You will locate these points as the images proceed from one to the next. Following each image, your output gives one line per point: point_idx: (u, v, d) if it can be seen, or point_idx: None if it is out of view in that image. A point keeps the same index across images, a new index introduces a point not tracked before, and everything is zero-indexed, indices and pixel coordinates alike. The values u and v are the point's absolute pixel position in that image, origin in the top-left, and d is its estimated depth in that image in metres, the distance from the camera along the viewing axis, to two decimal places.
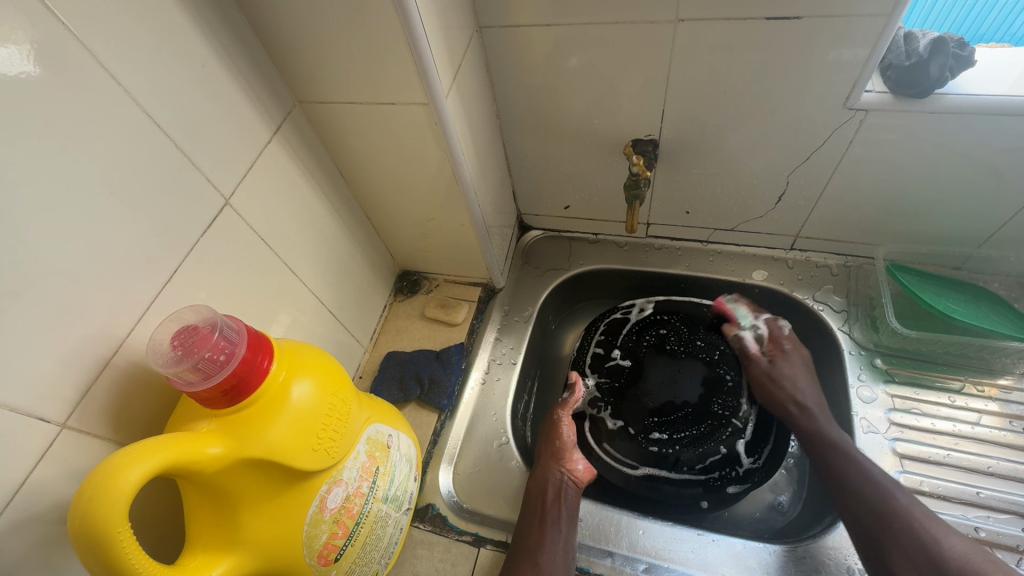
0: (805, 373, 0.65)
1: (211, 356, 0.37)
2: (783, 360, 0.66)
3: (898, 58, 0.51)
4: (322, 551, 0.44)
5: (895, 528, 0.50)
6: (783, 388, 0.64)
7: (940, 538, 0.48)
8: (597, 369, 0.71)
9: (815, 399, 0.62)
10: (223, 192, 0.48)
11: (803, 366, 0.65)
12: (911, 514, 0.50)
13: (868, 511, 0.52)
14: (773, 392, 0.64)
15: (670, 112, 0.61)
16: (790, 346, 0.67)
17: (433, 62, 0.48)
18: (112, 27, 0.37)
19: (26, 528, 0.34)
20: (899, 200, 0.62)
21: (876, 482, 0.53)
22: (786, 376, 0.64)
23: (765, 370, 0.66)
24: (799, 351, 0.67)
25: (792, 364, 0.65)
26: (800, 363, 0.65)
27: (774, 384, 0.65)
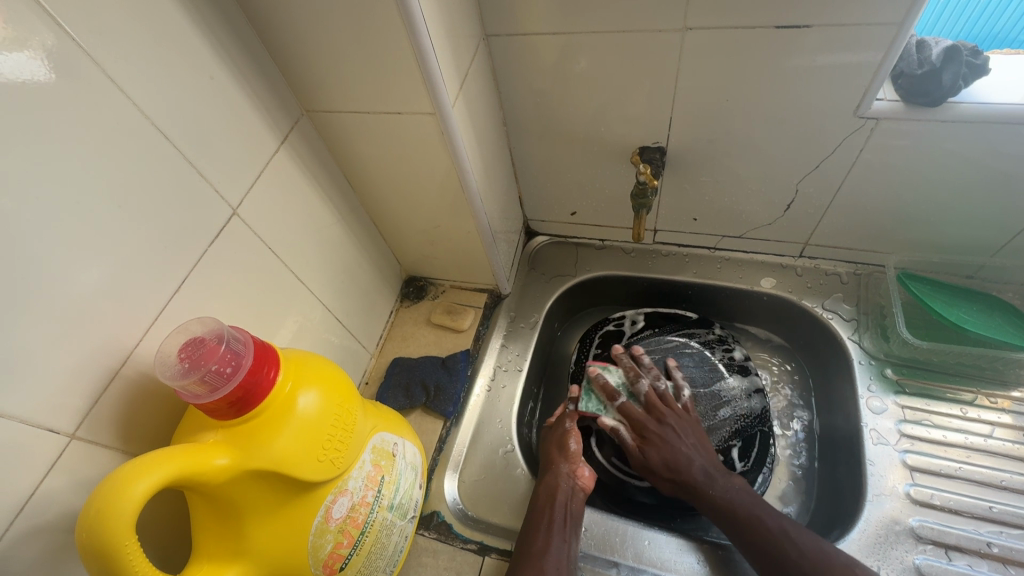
0: (678, 445, 0.61)
1: (218, 369, 0.37)
2: (651, 448, 0.61)
3: (910, 66, 0.51)
4: (328, 560, 0.44)
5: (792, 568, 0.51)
6: (665, 476, 0.60)
7: (832, 554, 0.51)
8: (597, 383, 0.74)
9: (697, 470, 0.59)
10: (231, 202, 0.48)
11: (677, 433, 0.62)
12: (806, 548, 0.51)
13: (764, 554, 0.52)
14: (652, 480, 0.61)
15: (677, 120, 0.60)
16: (654, 421, 0.63)
17: (439, 72, 0.48)
18: (123, 42, 0.37)
19: (36, 537, 0.35)
20: (909, 208, 0.61)
21: (770, 531, 0.53)
22: (661, 463, 0.60)
23: (640, 461, 0.62)
24: (666, 423, 0.63)
25: (662, 445, 0.61)
26: (669, 438, 0.61)
27: (652, 472, 0.61)
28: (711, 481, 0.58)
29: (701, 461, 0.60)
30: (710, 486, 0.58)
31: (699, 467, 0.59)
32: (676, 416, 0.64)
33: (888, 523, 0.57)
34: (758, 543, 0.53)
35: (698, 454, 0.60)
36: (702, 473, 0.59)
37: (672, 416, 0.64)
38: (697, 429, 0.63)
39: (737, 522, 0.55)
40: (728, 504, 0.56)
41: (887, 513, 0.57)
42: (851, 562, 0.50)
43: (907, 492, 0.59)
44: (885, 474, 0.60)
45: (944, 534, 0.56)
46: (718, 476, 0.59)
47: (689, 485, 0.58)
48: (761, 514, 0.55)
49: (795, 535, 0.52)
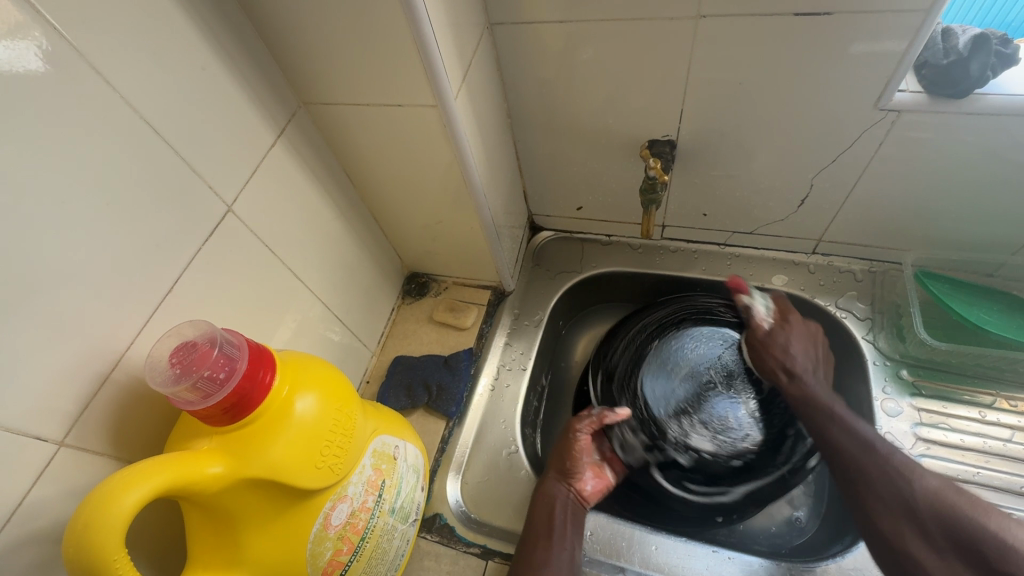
0: (798, 345, 0.62)
1: (210, 374, 0.36)
2: (780, 333, 0.63)
3: (935, 55, 0.49)
4: (327, 567, 0.43)
5: (871, 477, 0.51)
6: (775, 359, 0.62)
7: (913, 481, 0.49)
8: (619, 398, 0.64)
9: (807, 370, 0.61)
10: (225, 200, 0.46)
11: (792, 338, 0.62)
12: (890, 462, 0.51)
13: (848, 466, 0.53)
14: (762, 360, 0.63)
15: (690, 112, 0.58)
16: (796, 317, 0.64)
17: (441, 63, 0.46)
18: (109, 33, 0.35)
19: (24, 550, 0.34)
20: (930, 204, 0.58)
21: (864, 437, 0.54)
22: (777, 348, 0.62)
23: (760, 342, 0.64)
24: (803, 324, 0.64)
25: (791, 335, 0.63)
26: (794, 335, 0.63)
27: (768, 351, 0.63)
28: (816, 384, 0.61)
29: (804, 360, 0.61)
30: (807, 383, 0.60)
31: (802, 364, 0.61)
32: (803, 322, 0.64)
33: None
34: (842, 451, 0.54)
35: (807, 358, 0.62)
36: (804, 371, 0.61)
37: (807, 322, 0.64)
38: (820, 338, 0.64)
39: (830, 420, 0.57)
40: (820, 403, 0.58)
41: None
42: (936, 491, 0.48)
43: None
44: None
45: None
46: (813, 380, 0.61)
47: (795, 374, 0.61)
48: (852, 425, 0.55)
49: (885, 447, 0.53)
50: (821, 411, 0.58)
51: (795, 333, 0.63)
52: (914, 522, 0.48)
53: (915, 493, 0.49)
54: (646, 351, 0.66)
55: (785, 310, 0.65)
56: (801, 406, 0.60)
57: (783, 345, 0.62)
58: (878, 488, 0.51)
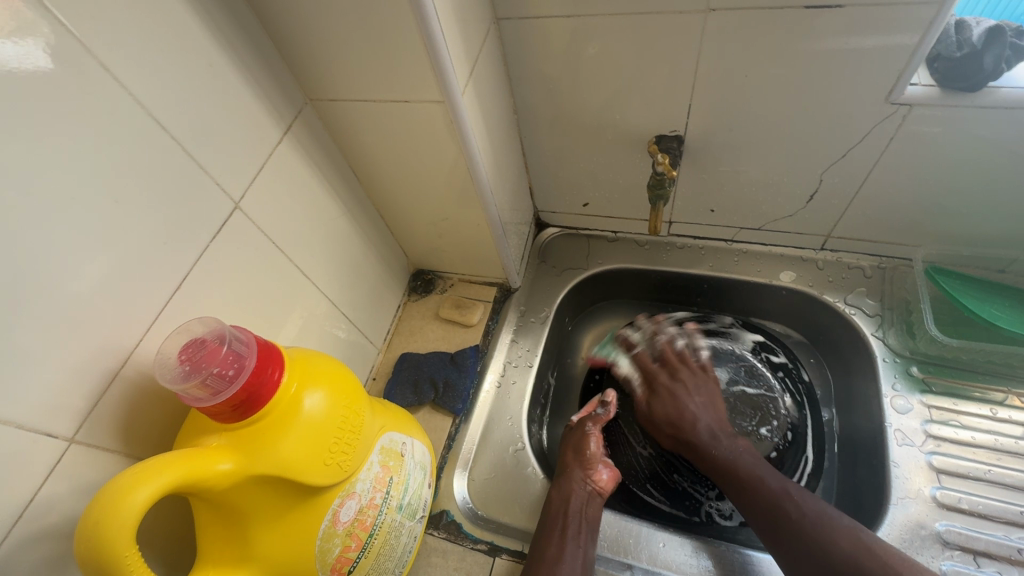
0: (683, 401, 0.64)
1: (220, 372, 0.36)
2: (659, 400, 0.65)
3: (948, 48, 0.48)
4: (335, 563, 0.43)
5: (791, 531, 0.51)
6: (667, 428, 0.63)
7: (832, 539, 0.49)
8: (650, 463, 0.67)
9: (700, 428, 0.62)
10: (232, 197, 0.46)
11: (687, 390, 0.65)
12: (807, 517, 0.51)
13: (765, 516, 0.53)
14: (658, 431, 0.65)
15: (698, 107, 0.57)
16: (664, 378, 0.67)
17: (448, 58, 0.46)
18: (116, 29, 0.35)
19: (36, 545, 0.34)
20: (942, 200, 0.58)
21: (771, 493, 0.54)
22: (666, 418, 0.64)
23: (647, 415, 0.66)
24: (676, 380, 0.66)
25: (669, 398, 0.65)
26: (677, 391, 0.65)
27: (658, 425, 0.65)
28: (719, 441, 0.60)
29: (706, 420, 0.62)
30: (711, 447, 0.60)
31: (702, 425, 0.62)
32: (691, 373, 0.67)
33: (913, 527, 0.55)
34: (760, 501, 0.54)
35: (704, 412, 0.63)
36: (707, 432, 0.61)
37: (685, 373, 0.67)
38: (714, 386, 0.66)
39: (740, 484, 0.56)
40: (729, 465, 0.58)
41: (912, 517, 0.56)
42: (856, 550, 0.48)
43: (933, 495, 0.57)
44: (909, 476, 0.58)
45: (972, 540, 0.54)
46: (721, 435, 0.61)
47: (696, 443, 0.61)
48: (768, 479, 0.55)
49: (797, 499, 0.53)
50: (734, 472, 0.57)
51: (693, 384, 0.66)
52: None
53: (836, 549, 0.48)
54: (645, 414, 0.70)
55: (677, 366, 0.68)
56: (720, 472, 0.58)
57: (667, 411, 0.64)
58: (799, 544, 0.50)
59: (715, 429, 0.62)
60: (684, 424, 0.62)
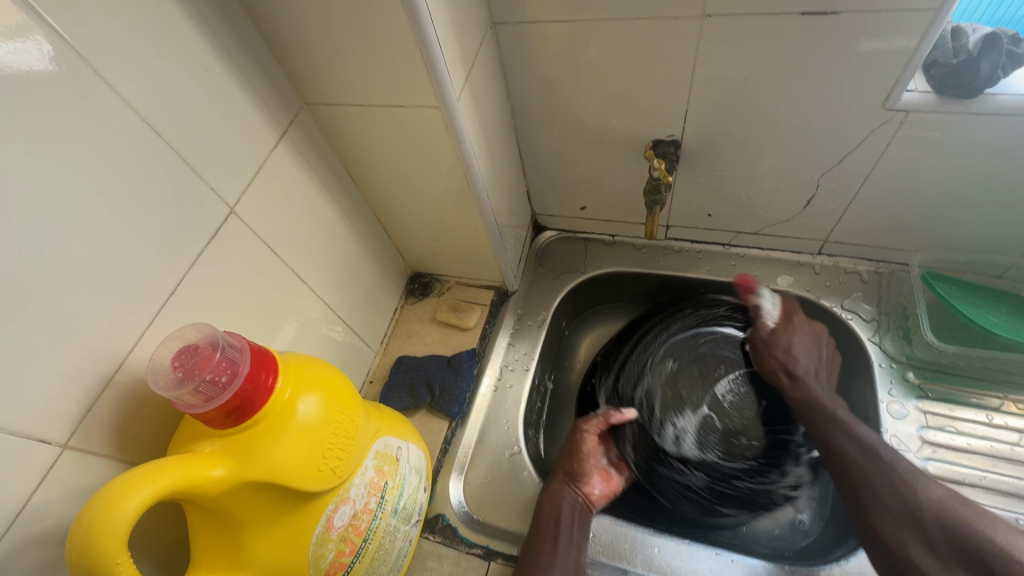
0: (800, 342, 0.66)
1: (213, 378, 0.36)
2: (785, 332, 0.67)
3: (944, 55, 0.48)
4: (329, 569, 0.43)
5: (875, 483, 0.54)
6: (777, 357, 0.67)
7: (919, 491, 0.52)
8: (710, 487, 0.63)
9: (803, 368, 0.65)
10: (228, 201, 0.46)
11: (796, 338, 0.67)
12: (895, 467, 0.54)
13: (852, 466, 0.56)
14: (764, 359, 0.68)
15: (695, 112, 0.58)
16: (802, 322, 0.67)
17: (444, 63, 0.46)
18: (112, 36, 0.35)
19: (27, 552, 0.34)
20: (939, 206, 0.58)
21: (863, 439, 0.57)
22: (778, 355, 0.67)
23: (763, 342, 0.69)
24: (811, 324, 0.67)
25: (790, 335, 0.67)
26: (795, 337, 0.66)
27: (770, 354, 0.68)
28: (816, 384, 0.64)
29: (817, 383, 0.64)
30: (809, 382, 0.64)
31: (813, 377, 0.65)
32: (807, 323, 0.67)
33: None
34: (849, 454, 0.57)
35: (816, 363, 0.66)
36: (806, 373, 0.65)
37: (801, 320, 0.68)
38: (824, 339, 0.67)
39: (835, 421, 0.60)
40: (823, 403, 0.62)
41: None
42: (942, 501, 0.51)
43: None
44: None
45: None
46: (817, 384, 0.65)
47: (797, 376, 0.65)
48: (859, 433, 0.58)
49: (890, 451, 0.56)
50: (820, 412, 0.62)
51: (798, 334, 0.67)
52: (916, 529, 0.51)
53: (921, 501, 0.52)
54: (667, 430, 0.67)
55: (791, 310, 0.68)
56: (807, 407, 0.63)
57: (797, 347, 0.66)
58: (880, 498, 0.53)
59: (814, 373, 0.65)
60: (794, 367, 0.66)
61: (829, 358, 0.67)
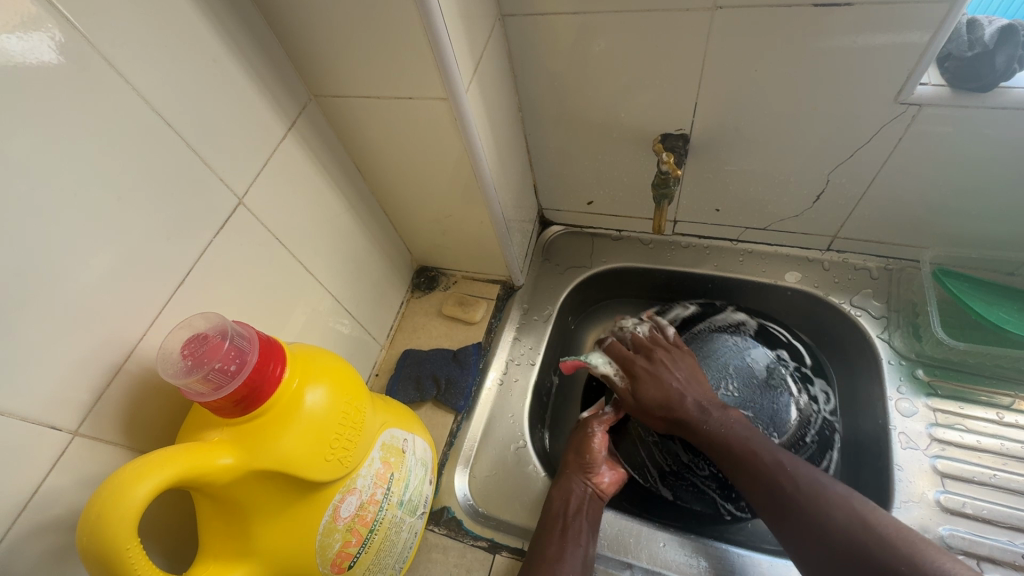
0: (666, 377, 0.62)
1: (222, 367, 0.36)
2: (643, 385, 0.63)
3: (959, 47, 0.47)
4: (336, 558, 0.43)
5: (792, 518, 0.49)
6: (659, 411, 0.61)
7: (825, 516, 0.47)
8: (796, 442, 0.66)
9: (687, 403, 0.60)
10: (236, 192, 0.46)
11: (668, 367, 0.64)
12: (800, 496, 0.49)
13: (759, 494, 0.52)
14: (647, 415, 0.62)
15: (704, 106, 0.57)
16: (642, 361, 0.65)
17: (453, 54, 0.45)
18: (122, 25, 0.35)
19: (40, 537, 0.34)
20: (950, 202, 0.57)
21: (766, 465, 0.52)
22: (653, 400, 0.61)
23: (636, 405, 0.63)
24: (649, 362, 0.64)
25: (651, 381, 0.63)
26: (659, 372, 0.63)
27: (649, 412, 0.62)
28: (702, 407, 0.60)
29: (693, 395, 0.61)
30: (706, 418, 0.58)
31: (690, 398, 0.60)
32: (665, 352, 0.66)
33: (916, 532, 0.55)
34: (757, 475, 0.52)
35: (688, 387, 0.62)
36: (696, 407, 0.60)
37: (660, 351, 0.66)
38: (690, 360, 0.65)
39: (738, 459, 0.54)
40: (722, 433, 0.57)
41: (916, 521, 0.55)
42: (851, 521, 0.46)
43: (937, 499, 0.57)
44: (913, 480, 0.58)
45: (976, 545, 0.54)
46: (716, 410, 0.59)
47: (691, 417, 0.59)
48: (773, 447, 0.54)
49: (792, 468, 0.52)
50: (733, 442, 0.55)
51: (672, 367, 0.64)
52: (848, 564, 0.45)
53: (833, 529, 0.46)
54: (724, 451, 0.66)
55: (625, 360, 0.66)
56: (713, 444, 0.57)
57: (657, 390, 0.62)
58: (803, 531, 0.48)
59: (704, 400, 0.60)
60: (674, 402, 0.60)
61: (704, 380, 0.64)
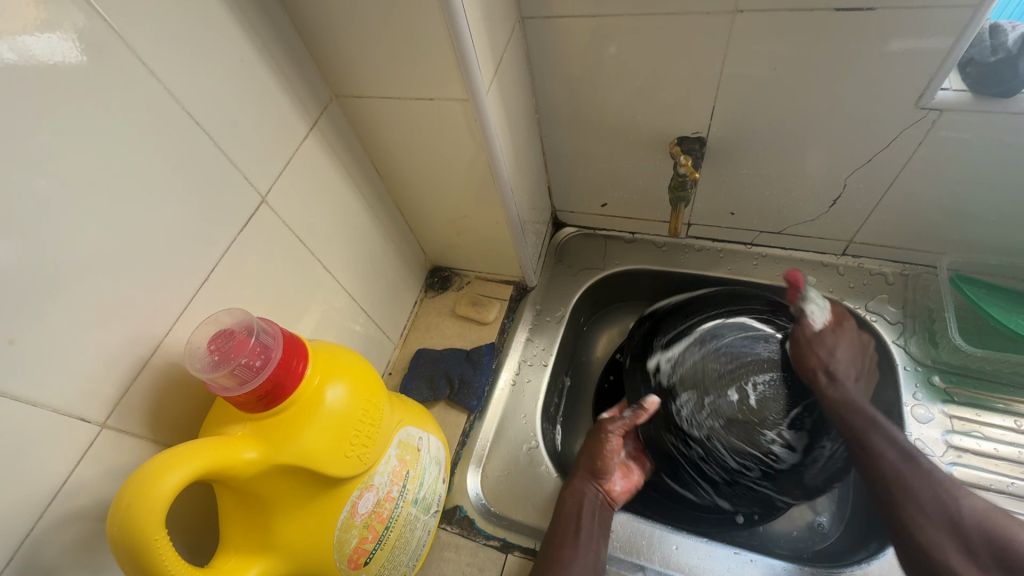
0: (844, 345, 0.61)
1: (247, 362, 0.37)
2: (836, 334, 0.61)
3: (981, 53, 0.47)
4: (353, 555, 0.43)
5: (915, 487, 0.51)
6: (818, 354, 0.60)
7: (959, 498, 0.49)
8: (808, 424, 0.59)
9: (841, 367, 0.60)
10: (259, 190, 0.47)
11: (841, 341, 0.61)
12: (934, 474, 0.51)
13: (890, 467, 0.52)
14: (805, 358, 0.61)
15: (722, 109, 0.57)
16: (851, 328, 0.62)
17: (474, 56, 0.46)
18: (153, 26, 0.36)
19: (67, 527, 0.35)
20: (969, 208, 0.57)
21: (903, 446, 0.53)
22: (824, 345, 0.60)
23: (809, 338, 0.61)
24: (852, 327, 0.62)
25: (838, 337, 0.61)
26: (844, 337, 0.61)
27: (813, 350, 0.61)
28: (854, 390, 0.59)
29: (847, 368, 0.60)
30: (847, 386, 0.59)
31: (845, 369, 0.60)
32: (852, 331, 0.62)
33: None
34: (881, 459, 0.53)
35: (852, 363, 0.60)
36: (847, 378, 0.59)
37: (848, 328, 0.62)
38: (862, 346, 0.62)
39: (869, 429, 0.55)
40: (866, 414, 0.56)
41: None
42: (985, 511, 0.48)
43: None
44: None
45: None
46: (853, 388, 0.59)
47: (838, 377, 0.59)
48: (898, 435, 0.54)
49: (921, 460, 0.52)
50: (858, 418, 0.56)
51: (844, 341, 0.61)
52: (957, 534, 0.48)
53: (961, 508, 0.49)
54: (760, 447, 0.58)
55: (840, 316, 0.63)
56: (837, 410, 0.58)
57: (824, 341, 0.61)
58: (923, 501, 0.50)
59: (847, 366, 0.60)
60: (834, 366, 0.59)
61: (866, 368, 0.62)
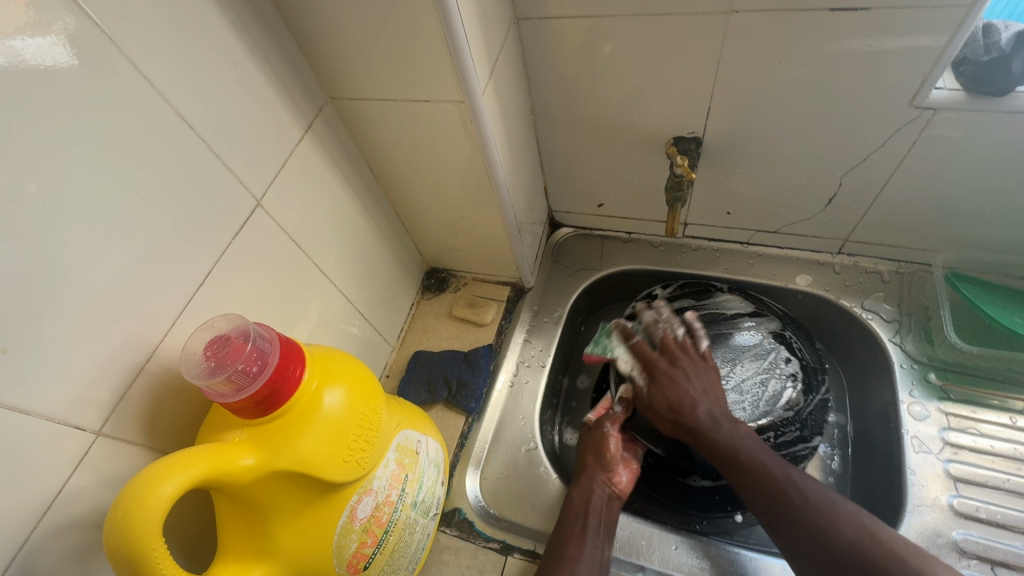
0: (686, 387, 0.56)
1: (244, 368, 0.36)
2: (658, 389, 0.57)
3: (975, 52, 0.47)
4: (352, 559, 0.43)
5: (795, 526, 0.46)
6: (666, 416, 0.56)
7: (836, 529, 0.44)
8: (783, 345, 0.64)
9: (701, 413, 0.54)
10: (255, 194, 0.47)
11: (688, 378, 0.56)
12: (808, 507, 0.46)
13: (764, 508, 0.48)
14: (658, 422, 0.57)
15: (717, 110, 0.57)
16: (664, 364, 0.58)
17: (470, 57, 0.46)
18: (146, 29, 0.36)
19: (63, 536, 0.34)
20: (963, 206, 0.57)
21: (771, 479, 0.49)
22: (665, 403, 0.56)
23: (647, 402, 0.58)
24: (682, 364, 0.57)
25: (668, 386, 0.56)
26: (678, 378, 0.56)
27: (656, 413, 0.56)
28: (717, 429, 0.53)
29: (707, 407, 0.54)
30: (716, 432, 0.53)
31: (703, 411, 0.54)
32: (691, 361, 0.58)
33: (930, 535, 0.55)
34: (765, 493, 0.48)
35: (705, 398, 0.55)
36: (707, 417, 0.54)
37: (684, 360, 0.58)
38: (714, 373, 0.57)
39: (741, 469, 0.50)
40: (731, 449, 0.52)
41: (928, 525, 0.56)
42: (860, 538, 0.43)
43: (950, 503, 0.57)
44: (925, 484, 0.58)
45: (989, 549, 0.54)
46: (724, 425, 0.53)
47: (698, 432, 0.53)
48: (769, 464, 0.50)
49: (797, 481, 0.48)
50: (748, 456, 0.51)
51: (682, 375, 0.57)
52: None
53: (838, 542, 0.44)
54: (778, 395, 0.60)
55: (670, 353, 0.58)
56: (719, 458, 0.52)
57: (665, 398, 0.56)
58: (806, 540, 0.45)
59: (709, 403, 0.55)
60: (696, 420, 0.54)
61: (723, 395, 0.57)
